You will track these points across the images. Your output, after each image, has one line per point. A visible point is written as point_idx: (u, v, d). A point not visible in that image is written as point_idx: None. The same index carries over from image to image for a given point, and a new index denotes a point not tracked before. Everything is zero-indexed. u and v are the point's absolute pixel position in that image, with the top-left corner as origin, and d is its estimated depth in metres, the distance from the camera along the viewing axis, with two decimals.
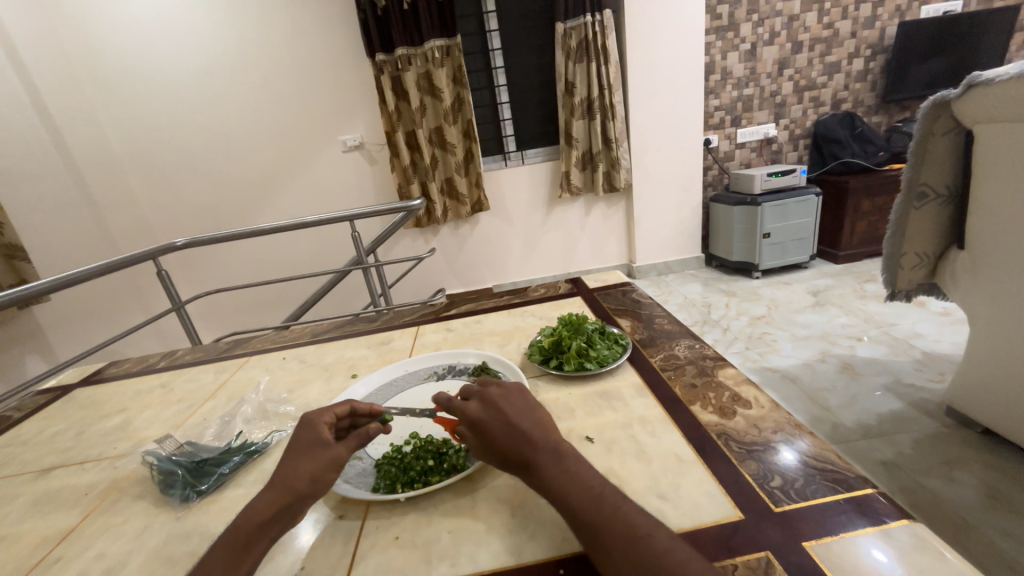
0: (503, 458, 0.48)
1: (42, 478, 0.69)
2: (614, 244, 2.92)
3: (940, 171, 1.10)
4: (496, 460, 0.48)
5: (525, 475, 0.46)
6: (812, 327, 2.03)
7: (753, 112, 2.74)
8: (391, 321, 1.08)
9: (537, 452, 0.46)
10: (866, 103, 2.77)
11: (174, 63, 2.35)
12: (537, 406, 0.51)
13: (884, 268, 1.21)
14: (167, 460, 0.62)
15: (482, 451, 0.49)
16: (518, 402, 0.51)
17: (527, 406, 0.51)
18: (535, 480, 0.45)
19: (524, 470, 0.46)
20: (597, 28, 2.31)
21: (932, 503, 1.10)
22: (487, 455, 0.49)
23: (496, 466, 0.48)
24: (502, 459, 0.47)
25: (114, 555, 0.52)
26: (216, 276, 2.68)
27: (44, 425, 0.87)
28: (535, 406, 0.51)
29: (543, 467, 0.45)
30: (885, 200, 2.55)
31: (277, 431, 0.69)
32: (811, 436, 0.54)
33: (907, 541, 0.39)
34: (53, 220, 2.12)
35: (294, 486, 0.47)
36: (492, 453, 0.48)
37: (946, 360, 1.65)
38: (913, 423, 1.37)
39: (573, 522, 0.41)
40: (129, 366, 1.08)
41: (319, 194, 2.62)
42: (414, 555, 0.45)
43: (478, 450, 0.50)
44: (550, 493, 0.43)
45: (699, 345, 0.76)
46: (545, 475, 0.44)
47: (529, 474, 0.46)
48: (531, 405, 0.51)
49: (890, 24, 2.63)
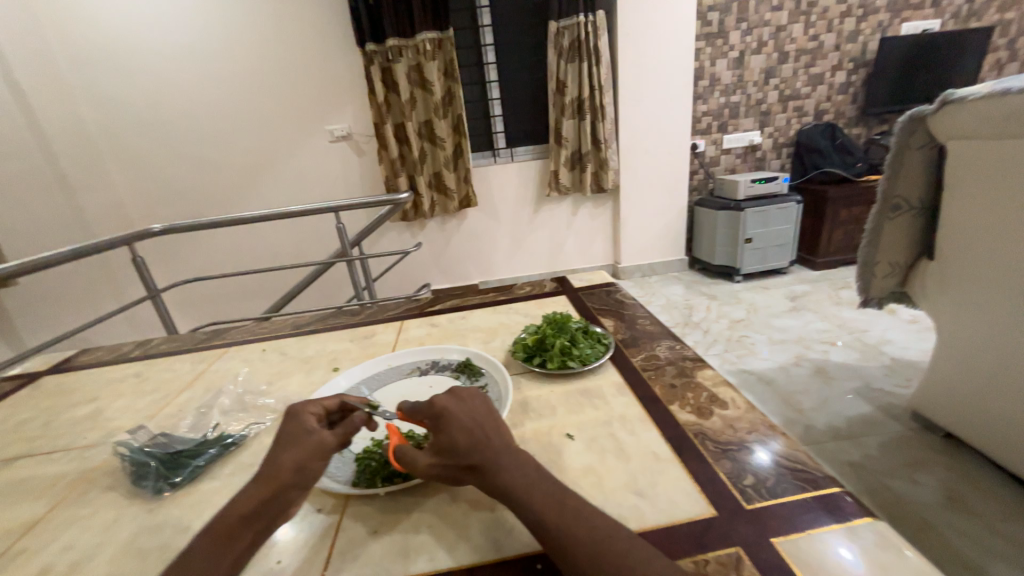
0: (459, 456, 0.47)
1: (5, 469, 0.67)
2: (601, 244, 2.95)
3: (914, 184, 1.14)
4: (452, 459, 0.47)
5: (480, 477, 0.45)
6: (789, 331, 2.08)
7: (739, 119, 2.79)
8: (374, 315, 1.07)
9: (498, 454, 0.46)
10: (847, 115, 2.85)
11: (154, 43, 2.27)
12: (497, 413, 0.52)
13: (858, 276, 1.24)
14: (140, 452, 0.61)
15: (437, 447, 0.48)
16: (483, 406, 0.51)
17: (489, 410, 0.51)
18: (492, 481, 0.45)
19: (479, 472, 0.45)
20: (590, 29, 2.32)
21: (895, 503, 1.15)
22: (442, 455, 0.48)
23: (448, 466, 0.47)
24: (459, 457, 0.46)
25: (82, 548, 0.50)
26: (194, 264, 2.62)
27: (9, 413, 0.84)
28: (496, 412, 0.51)
29: (503, 468, 0.45)
30: (861, 210, 2.63)
31: (256, 423, 0.68)
32: (783, 436, 0.56)
33: (869, 538, 0.41)
34: (22, 202, 2.03)
35: (278, 475, 0.46)
36: (448, 449, 0.47)
37: (912, 365, 1.72)
38: (880, 425, 1.42)
39: (531, 523, 0.41)
40: (101, 354, 1.05)
41: (304, 183, 2.57)
42: (392, 548, 0.46)
43: (432, 449, 0.48)
44: (508, 496, 0.43)
45: (680, 346, 0.77)
46: (504, 478, 0.44)
47: (486, 477, 0.45)
48: (493, 410, 0.52)
49: (873, 39, 2.71)
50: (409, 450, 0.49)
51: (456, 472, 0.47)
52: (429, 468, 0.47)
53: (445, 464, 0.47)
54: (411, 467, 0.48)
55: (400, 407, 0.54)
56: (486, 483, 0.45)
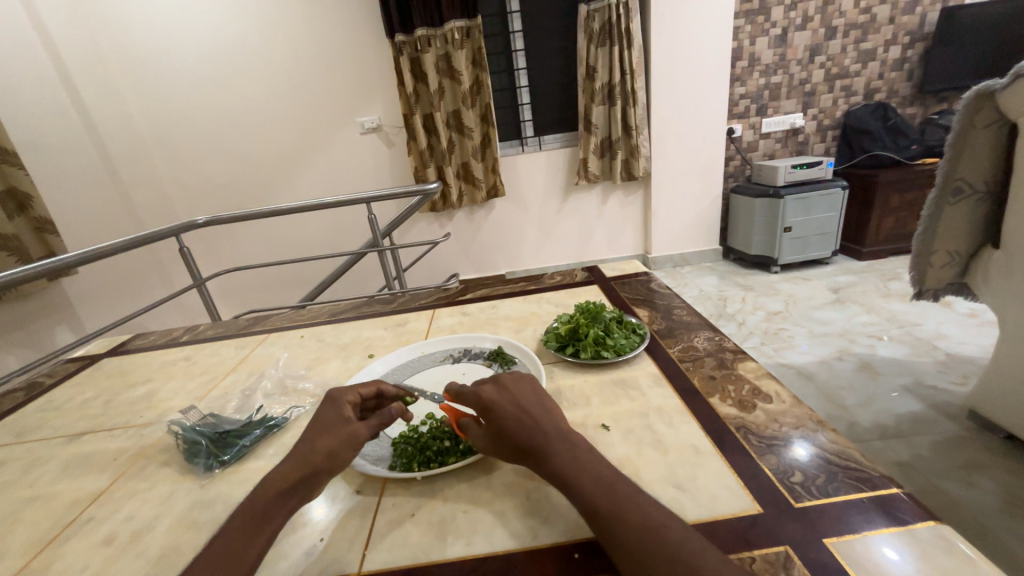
0: (511, 441, 0.47)
1: (73, 443, 0.72)
2: (630, 233, 2.88)
3: (981, 166, 1.05)
4: (506, 446, 0.48)
5: (534, 463, 0.46)
6: (831, 324, 1.98)
7: (780, 101, 2.65)
8: (407, 303, 1.08)
9: (549, 438, 0.46)
10: (902, 93, 2.65)
11: (194, 41, 2.35)
12: (545, 397, 0.52)
13: (912, 266, 1.18)
14: (191, 431, 0.64)
15: (490, 434, 0.49)
16: (528, 391, 0.51)
17: (536, 394, 0.51)
18: (545, 468, 0.45)
19: (533, 457, 0.46)
20: (622, 10, 2.24)
21: (948, 506, 1.08)
22: (495, 441, 0.49)
23: (503, 451, 0.48)
24: (512, 444, 0.47)
25: (142, 519, 0.54)
26: (234, 255, 2.73)
27: (75, 392, 0.91)
28: (544, 396, 0.51)
29: (555, 452, 0.45)
30: (915, 196, 2.46)
31: (296, 407, 0.70)
32: (833, 433, 0.53)
33: (932, 542, 0.38)
34: (79, 197, 2.17)
35: (311, 459, 0.48)
36: (500, 436, 0.48)
37: (970, 362, 1.60)
38: (933, 425, 1.34)
39: (583, 507, 0.41)
40: (153, 338, 1.11)
41: (336, 175, 2.63)
42: (429, 530, 0.46)
43: (486, 435, 0.50)
44: (561, 482, 0.43)
45: (719, 337, 0.75)
46: (556, 461, 0.44)
47: (539, 463, 0.45)
48: (540, 394, 0.52)
49: (932, 9, 2.50)
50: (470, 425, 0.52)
51: (511, 456, 0.48)
52: (489, 447, 0.49)
53: (501, 449, 0.48)
54: (473, 440, 0.51)
55: (445, 391, 0.55)
56: (540, 466, 0.45)
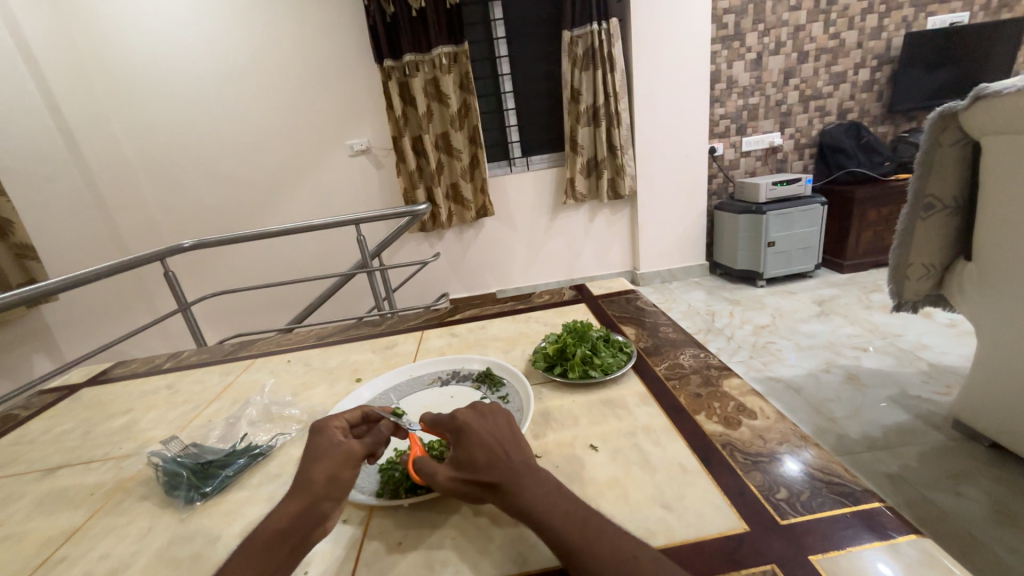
0: (479, 471, 0.46)
1: (47, 478, 0.70)
2: (618, 250, 2.92)
3: (948, 182, 1.09)
4: (471, 474, 0.46)
5: (500, 496, 0.45)
6: (817, 336, 2.01)
7: (759, 121, 2.74)
8: (395, 325, 1.08)
9: (519, 471, 0.46)
10: (873, 113, 2.77)
11: (184, 68, 2.38)
12: (518, 430, 0.52)
13: (890, 278, 1.20)
14: (172, 462, 0.63)
15: (456, 462, 0.48)
16: (503, 422, 0.52)
17: (510, 426, 0.51)
18: (512, 501, 0.44)
19: (499, 490, 0.45)
20: (604, 36, 2.33)
21: (938, 517, 1.09)
22: (461, 471, 0.47)
23: (467, 484, 0.46)
24: (479, 474, 0.46)
25: (118, 557, 0.52)
26: (222, 278, 2.71)
27: (51, 424, 0.88)
28: (519, 430, 0.51)
29: (525, 486, 0.45)
30: (891, 210, 2.54)
31: (282, 434, 0.69)
32: (816, 448, 0.53)
33: (914, 556, 0.39)
34: (60, 221, 2.14)
35: (311, 487, 0.47)
36: (468, 464, 0.47)
37: (952, 372, 1.64)
38: (919, 435, 1.35)
39: (553, 544, 0.41)
40: (136, 366, 1.09)
41: (325, 197, 2.64)
42: (416, 562, 0.46)
43: (451, 464, 0.48)
44: (529, 516, 0.43)
45: (704, 354, 0.76)
46: (525, 496, 0.44)
47: (506, 496, 0.45)
48: (514, 426, 0.52)
49: (897, 34, 2.64)
50: (428, 461, 0.49)
51: (475, 488, 0.46)
52: (447, 483, 0.47)
53: (464, 479, 0.46)
54: (429, 480, 0.47)
55: (423, 419, 0.53)
56: (506, 500, 0.44)
